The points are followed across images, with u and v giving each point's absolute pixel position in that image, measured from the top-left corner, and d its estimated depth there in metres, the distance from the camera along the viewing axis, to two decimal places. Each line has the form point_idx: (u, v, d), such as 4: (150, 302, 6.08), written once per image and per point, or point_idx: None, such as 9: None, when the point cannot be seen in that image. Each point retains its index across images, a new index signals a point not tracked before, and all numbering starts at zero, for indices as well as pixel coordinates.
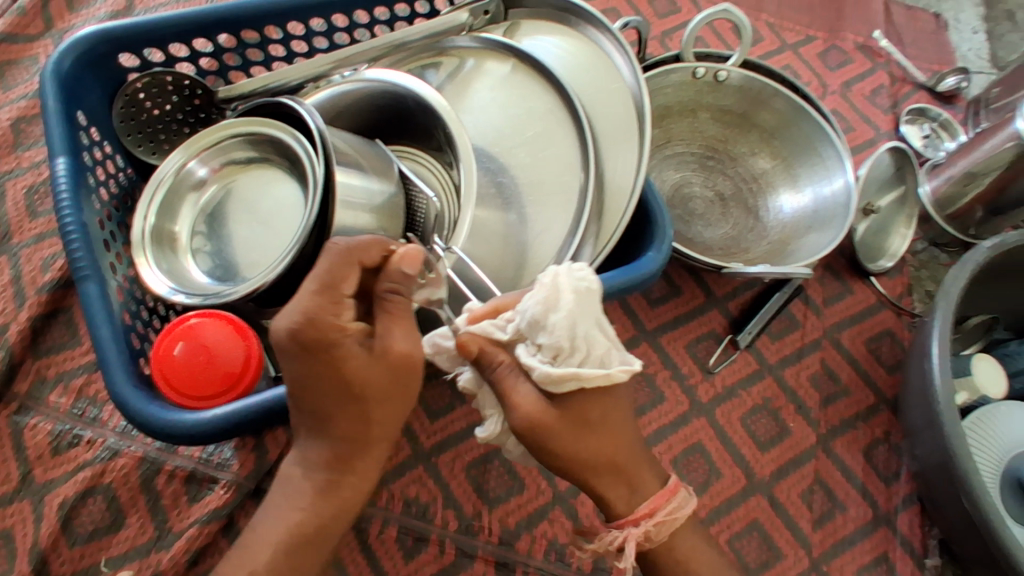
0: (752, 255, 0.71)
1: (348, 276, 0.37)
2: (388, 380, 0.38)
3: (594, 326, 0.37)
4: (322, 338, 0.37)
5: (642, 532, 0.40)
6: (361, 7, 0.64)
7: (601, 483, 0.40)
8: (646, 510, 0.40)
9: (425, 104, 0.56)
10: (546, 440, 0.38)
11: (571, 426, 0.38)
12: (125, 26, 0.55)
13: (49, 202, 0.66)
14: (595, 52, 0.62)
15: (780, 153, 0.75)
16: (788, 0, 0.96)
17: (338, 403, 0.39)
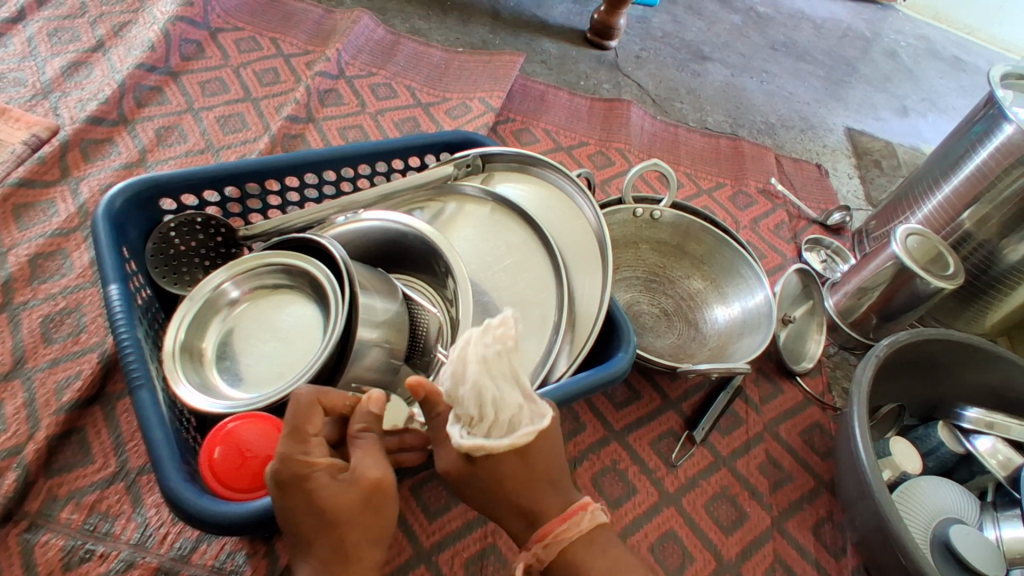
0: (697, 359, 0.83)
1: (312, 419, 0.44)
2: (360, 503, 0.44)
3: (508, 386, 0.39)
4: (295, 475, 0.42)
5: (533, 554, 0.45)
6: (364, 162, 0.76)
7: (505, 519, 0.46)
8: (536, 535, 0.44)
9: (424, 238, 0.67)
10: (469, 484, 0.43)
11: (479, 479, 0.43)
12: (171, 176, 0.66)
13: (65, 328, 0.72)
14: (559, 197, 0.76)
15: (710, 276, 0.90)
16: (700, 156, 1.17)
17: (315, 527, 0.43)
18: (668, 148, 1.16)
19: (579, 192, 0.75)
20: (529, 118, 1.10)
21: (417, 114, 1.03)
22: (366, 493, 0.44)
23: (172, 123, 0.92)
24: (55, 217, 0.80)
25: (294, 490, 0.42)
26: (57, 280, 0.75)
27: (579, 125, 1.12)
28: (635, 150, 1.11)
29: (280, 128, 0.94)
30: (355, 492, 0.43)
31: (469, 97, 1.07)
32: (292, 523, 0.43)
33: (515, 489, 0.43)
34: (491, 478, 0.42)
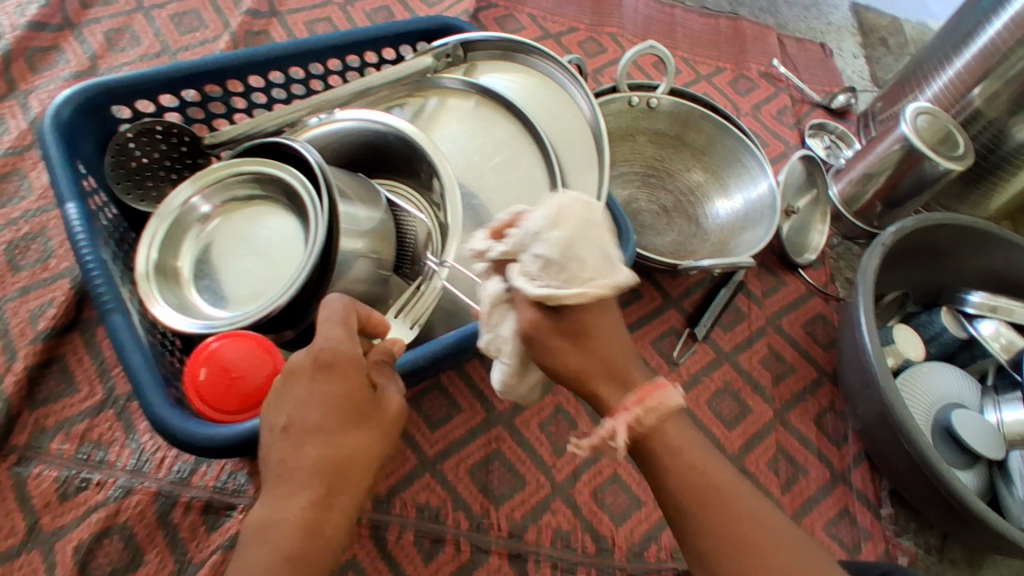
0: (698, 255, 0.80)
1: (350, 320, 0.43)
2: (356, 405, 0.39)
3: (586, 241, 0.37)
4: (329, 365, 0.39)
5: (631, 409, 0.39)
6: (333, 56, 0.69)
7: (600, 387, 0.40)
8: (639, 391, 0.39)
9: (403, 138, 0.62)
10: (553, 353, 0.39)
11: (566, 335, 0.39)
12: (122, 81, 0.59)
13: (32, 255, 0.66)
14: (551, 89, 0.71)
15: (711, 167, 0.85)
16: (697, 39, 1.10)
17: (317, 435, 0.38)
18: (664, 31, 1.08)
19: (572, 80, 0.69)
20: (513, 3, 1.02)
21: (390, 3, 0.95)
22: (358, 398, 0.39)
23: (122, 24, 0.82)
24: (5, 135, 0.72)
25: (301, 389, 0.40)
26: (17, 204, 0.69)
27: (568, 10, 1.05)
28: (629, 34, 1.05)
29: (241, 24, 0.85)
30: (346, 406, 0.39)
31: None
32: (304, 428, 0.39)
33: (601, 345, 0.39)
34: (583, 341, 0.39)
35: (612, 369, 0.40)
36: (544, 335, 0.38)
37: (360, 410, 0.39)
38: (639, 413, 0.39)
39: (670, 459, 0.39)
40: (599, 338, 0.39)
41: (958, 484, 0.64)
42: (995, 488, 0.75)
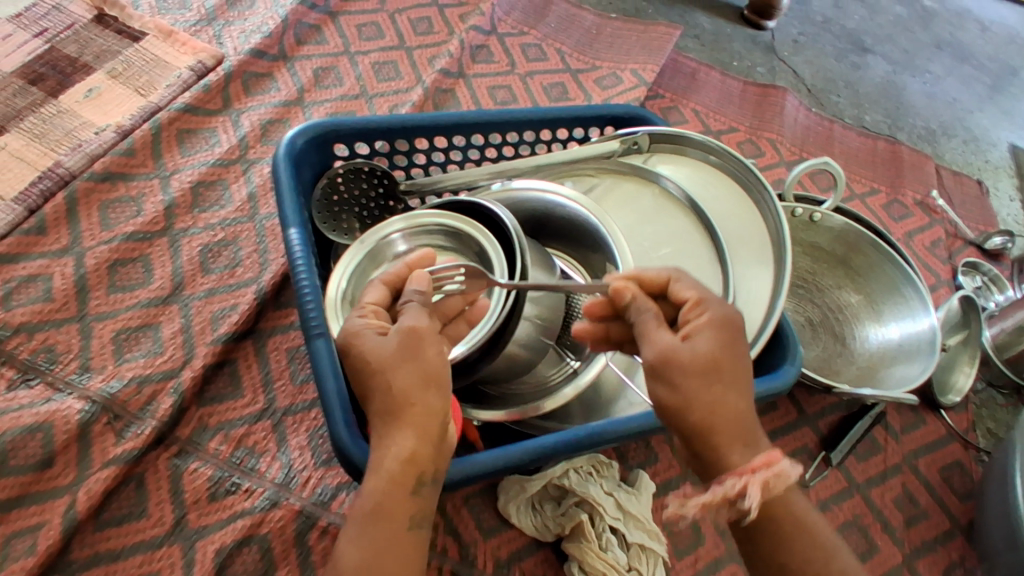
0: (843, 376, 0.79)
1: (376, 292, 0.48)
2: (383, 355, 0.43)
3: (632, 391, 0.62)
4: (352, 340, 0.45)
5: (761, 480, 0.40)
6: (531, 128, 0.73)
7: (729, 442, 0.41)
8: (763, 461, 0.41)
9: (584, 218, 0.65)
10: (670, 377, 0.41)
11: (703, 366, 0.41)
12: (351, 124, 0.65)
13: (223, 260, 0.71)
14: (728, 191, 0.72)
15: (865, 290, 0.84)
16: (855, 158, 1.10)
17: (374, 389, 0.44)
18: (822, 144, 1.09)
19: (755, 185, 0.70)
20: (679, 95, 1.06)
21: (565, 80, 1.00)
22: (385, 346, 0.43)
23: (329, 64, 0.89)
24: (217, 146, 0.78)
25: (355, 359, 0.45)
26: (217, 211, 0.74)
27: (730, 109, 1.07)
28: (788, 143, 1.06)
29: (433, 81, 0.92)
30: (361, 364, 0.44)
31: (620, 67, 1.03)
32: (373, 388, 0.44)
33: (732, 395, 0.42)
34: (717, 390, 0.41)
35: (733, 427, 0.41)
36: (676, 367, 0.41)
37: (389, 355, 0.43)
38: (767, 477, 0.40)
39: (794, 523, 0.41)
40: (729, 395, 0.42)
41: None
42: None
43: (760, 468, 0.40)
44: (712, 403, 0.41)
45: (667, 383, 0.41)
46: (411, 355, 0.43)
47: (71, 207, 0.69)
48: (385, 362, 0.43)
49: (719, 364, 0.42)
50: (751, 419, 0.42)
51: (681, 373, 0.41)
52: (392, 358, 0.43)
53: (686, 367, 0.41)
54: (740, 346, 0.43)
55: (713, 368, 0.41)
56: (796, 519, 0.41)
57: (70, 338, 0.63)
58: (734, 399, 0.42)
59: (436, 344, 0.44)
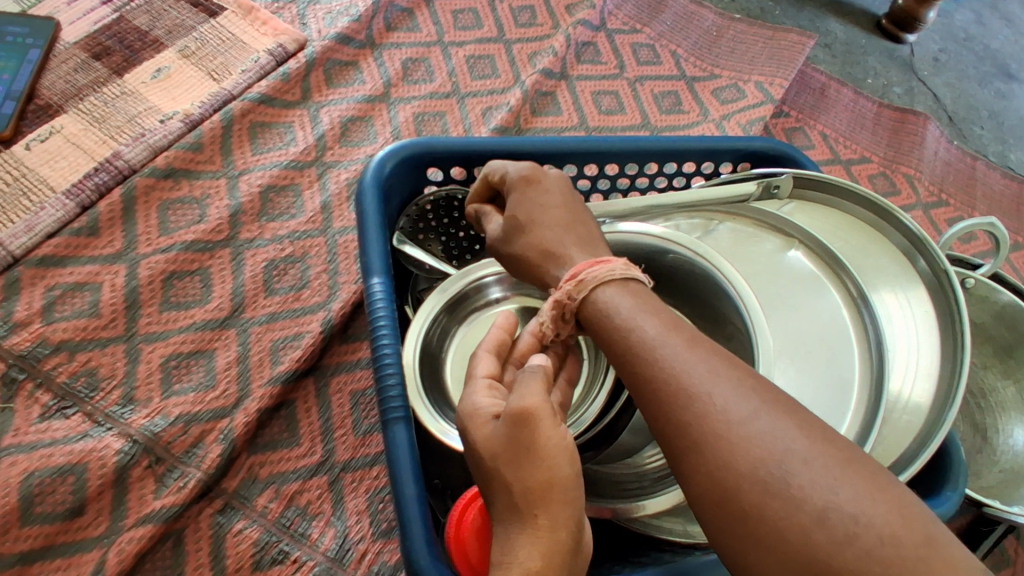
0: (985, 481, 0.68)
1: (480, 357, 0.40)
2: (499, 446, 0.33)
3: None
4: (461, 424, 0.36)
5: (559, 293, 0.39)
6: (653, 159, 0.61)
7: (549, 274, 0.42)
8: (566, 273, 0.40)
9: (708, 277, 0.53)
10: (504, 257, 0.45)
11: (511, 230, 0.44)
12: (449, 146, 0.54)
13: (289, 279, 0.63)
14: (897, 267, 0.56)
15: (1015, 374, 0.71)
16: (997, 203, 0.95)
17: (491, 488, 0.33)
18: (963, 183, 0.94)
19: (931, 266, 0.54)
20: (805, 115, 0.93)
21: (679, 90, 0.87)
22: (503, 436, 0.33)
23: (420, 55, 0.80)
24: (292, 145, 0.70)
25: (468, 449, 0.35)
26: (286, 221, 0.66)
27: (861, 135, 0.93)
28: (926, 181, 0.92)
29: (533, 83, 0.81)
30: (473, 456, 0.34)
31: (743, 78, 0.90)
32: (488, 492, 0.34)
33: (540, 233, 0.43)
34: (528, 235, 0.43)
35: (551, 257, 0.42)
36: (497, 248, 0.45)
37: (507, 445, 0.33)
38: (570, 287, 0.39)
39: (602, 315, 0.37)
40: (527, 238, 0.43)
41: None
42: None
43: (563, 284, 0.39)
44: (522, 256, 0.43)
45: (504, 262, 0.45)
46: (530, 447, 0.33)
47: (128, 206, 0.63)
48: (500, 455, 0.33)
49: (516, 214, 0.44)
50: (573, 245, 0.42)
51: (504, 250, 0.45)
52: (512, 451, 0.33)
53: (503, 244, 0.45)
54: (540, 186, 0.45)
55: (518, 221, 0.44)
56: (619, 330, 0.36)
57: (116, 360, 0.56)
58: (542, 236, 0.42)
59: (561, 429, 0.34)
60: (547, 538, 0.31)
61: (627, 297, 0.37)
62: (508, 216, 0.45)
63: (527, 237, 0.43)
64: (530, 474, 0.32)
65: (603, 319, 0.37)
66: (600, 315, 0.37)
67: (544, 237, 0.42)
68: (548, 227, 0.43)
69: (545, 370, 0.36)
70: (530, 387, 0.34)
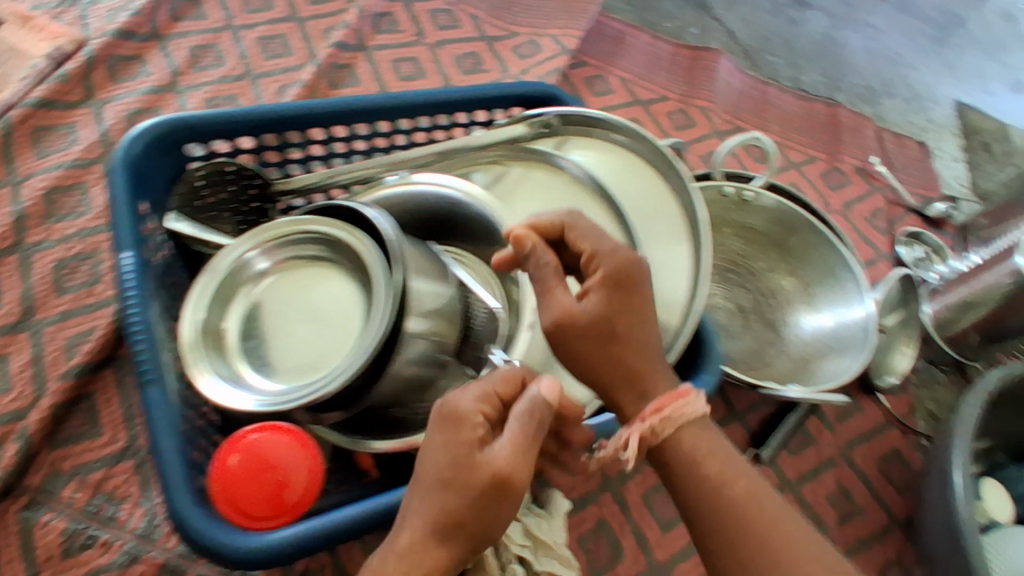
0: (775, 370, 0.73)
1: (511, 379, 0.38)
2: (481, 474, 0.34)
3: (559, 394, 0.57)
4: (452, 418, 0.36)
5: (646, 426, 0.42)
6: (424, 114, 0.64)
7: (624, 399, 0.43)
8: (654, 407, 0.42)
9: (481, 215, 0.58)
10: (568, 339, 0.42)
11: (601, 329, 0.42)
12: (205, 119, 0.56)
13: (81, 277, 0.63)
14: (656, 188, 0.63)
15: (799, 273, 0.78)
16: (790, 122, 1.03)
17: (434, 498, 0.35)
18: (755, 110, 1.03)
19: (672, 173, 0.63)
20: (602, 62, 0.99)
21: (479, 50, 0.92)
22: (493, 472, 0.34)
23: (208, 42, 0.81)
24: (75, 144, 0.69)
25: (450, 455, 0.35)
26: (74, 219, 0.65)
27: (658, 74, 1.01)
28: (720, 110, 1.00)
29: (327, 56, 0.83)
30: (449, 462, 0.35)
31: (539, 33, 0.95)
32: (425, 491, 0.36)
33: (634, 355, 0.42)
34: (614, 348, 0.42)
35: (636, 381, 0.43)
36: (566, 330, 0.42)
37: (491, 479, 0.34)
38: (655, 423, 0.42)
39: (687, 460, 0.43)
40: (629, 354, 0.42)
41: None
42: None
43: (648, 414, 0.42)
44: (582, 361, 0.42)
45: (561, 345, 0.42)
46: (502, 495, 0.35)
47: None
48: (472, 492, 0.34)
49: (613, 313, 0.42)
50: (655, 370, 0.43)
51: (577, 335, 0.42)
52: (492, 489, 0.34)
53: (575, 335, 0.42)
54: (640, 289, 0.43)
55: (613, 330, 0.42)
56: (695, 472, 0.42)
57: None
58: (632, 359, 0.42)
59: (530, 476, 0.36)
60: (454, 554, 0.35)
61: (701, 442, 0.43)
62: (596, 304, 0.42)
63: (620, 342, 0.42)
64: (483, 510, 0.35)
65: (692, 467, 0.42)
66: (684, 452, 0.43)
67: (638, 364, 0.43)
68: (654, 357, 0.43)
69: (546, 410, 0.37)
70: (528, 432, 0.36)
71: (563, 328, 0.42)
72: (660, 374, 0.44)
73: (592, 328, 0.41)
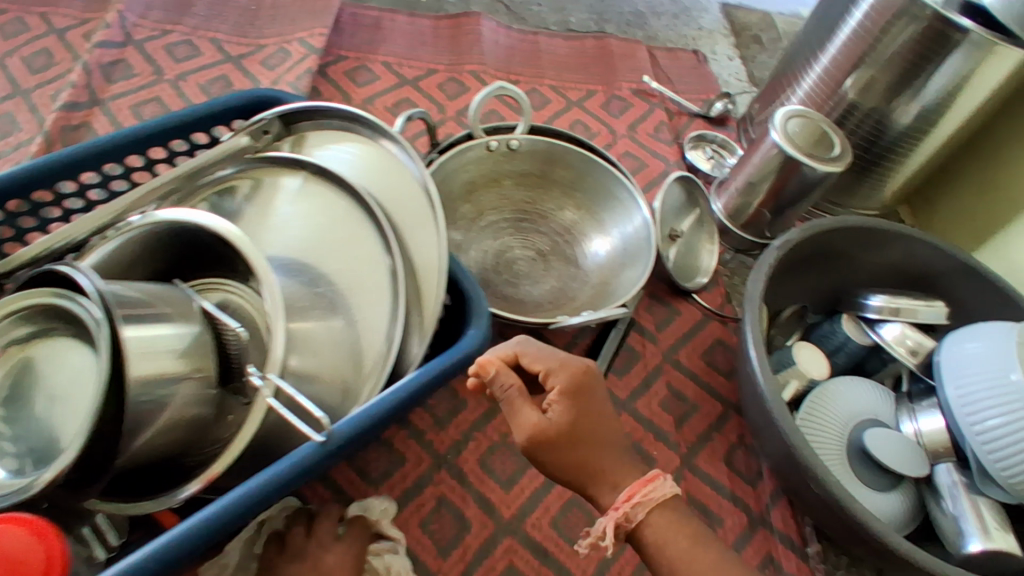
0: (579, 302, 0.75)
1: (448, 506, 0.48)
2: None
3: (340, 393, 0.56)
4: None
5: (621, 515, 0.48)
6: (132, 151, 0.64)
7: (595, 490, 0.49)
8: (624, 497, 0.48)
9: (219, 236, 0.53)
10: (538, 447, 0.48)
11: (568, 436, 0.48)
12: None
13: None
14: (396, 168, 0.62)
15: (582, 204, 0.81)
16: (564, 65, 1.06)
17: None
18: (527, 61, 1.05)
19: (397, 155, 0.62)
20: (363, 52, 0.99)
21: (229, 73, 0.90)
22: None
23: None
24: None
25: None
26: None
27: (423, 51, 1.01)
28: (490, 69, 1.01)
29: (55, 121, 0.78)
30: None
31: (287, 39, 0.94)
32: None
33: (595, 450, 0.49)
34: (585, 456, 0.49)
35: (609, 477, 0.49)
36: (540, 441, 0.47)
37: None
38: (628, 511, 0.48)
39: (659, 542, 0.48)
40: (591, 450, 0.49)
41: (883, 528, 0.58)
42: (925, 506, 0.70)
43: (621, 503, 0.49)
44: (560, 472, 0.48)
45: (539, 456, 0.48)
46: None
47: None
48: None
49: (575, 427, 0.48)
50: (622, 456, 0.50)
51: (553, 443, 0.48)
52: None
53: (548, 442, 0.47)
54: (597, 397, 0.50)
55: (578, 433, 0.48)
56: (664, 549, 0.48)
57: None
58: (602, 455, 0.49)
59: None
60: None
61: (671, 523, 0.49)
62: (562, 418, 0.48)
63: (585, 442, 0.48)
64: None
65: (666, 544, 0.48)
66: (661, 530, 0.49)
67: (603, 456, 0.49)
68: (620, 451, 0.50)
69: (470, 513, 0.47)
70: None
71: (536, 439, 0.48)
72: (625, 465, 0.50)
73: (563, 430, 0.48)
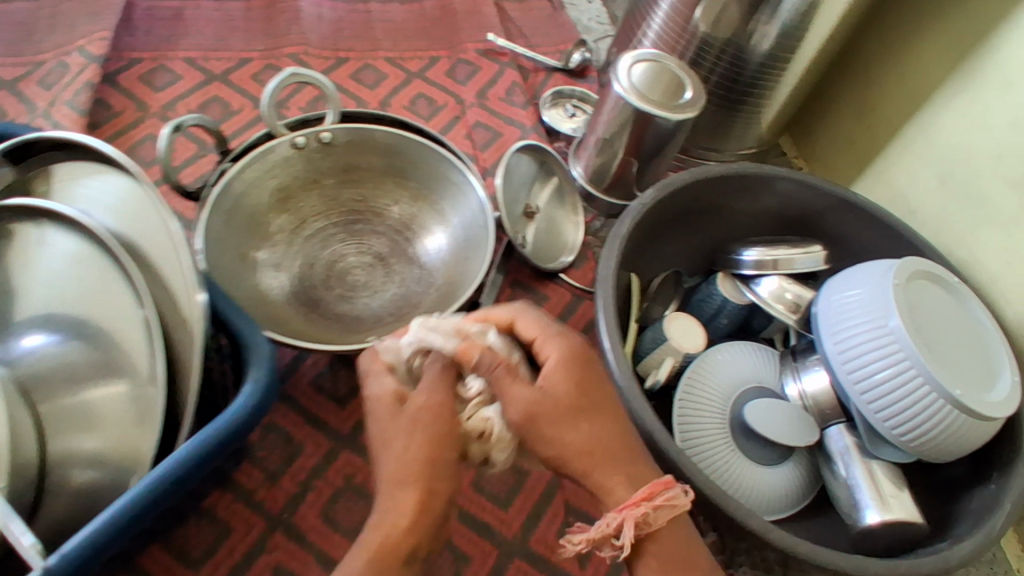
0: (423, 309, 0.66)
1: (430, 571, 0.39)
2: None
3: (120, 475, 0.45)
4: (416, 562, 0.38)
5: (642, 513, 0.40)
6: None
7: (603, 474, 0.41)
8: (644, 493, 0.40)
9: None
10: (535, 420, 0.42)
11: (564, 408, 0.42)
12: None
13: None
14: (140, 193, 0.49)
15: (419, 193, 0.72)
16: (401, 32, 0.94)
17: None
18: (357, 34, 0.93)
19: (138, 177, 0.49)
20: (162, 49, 0.86)
21: None
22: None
23: None
24: None
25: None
26: None
27: (234, 38, 0.89)
28: (314, 50, 0.90)
29: None
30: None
31: (65, 52, 0.81)
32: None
33: (605, 432, 0.42)
34: (597, 430, 0.42)
35: (625, 457, 0.42)
36: (536, 412, 0.42)
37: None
38: (648, 512, 0.40)
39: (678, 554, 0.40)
40: (599, 429, 0.42)
41: (761, 522, 0.51)
42: (820, 471, 0.65)
43: (642, 500, 0.40)
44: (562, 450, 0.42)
45: (540, 434, 0.42)
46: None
47: None
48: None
49: (571, 399, 0.42)
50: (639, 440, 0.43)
51: (550, 418, 0.42)
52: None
53: (544, 416, 0.42)
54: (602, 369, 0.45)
55: (580, 408, 0.42)
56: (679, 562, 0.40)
57: None
58: (612, 439, 0.42)
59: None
60: None
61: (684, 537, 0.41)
62: (559, 385, 0.43)
63: (587, 422, 0.42)
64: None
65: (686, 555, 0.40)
66: (670, 547, 0.41)
67: (603, 439, 0.42)
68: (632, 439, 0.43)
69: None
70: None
71: (530, 405, 0.42)
72: (643, 464, 0.42)
73: (560, 398, 0.42)
